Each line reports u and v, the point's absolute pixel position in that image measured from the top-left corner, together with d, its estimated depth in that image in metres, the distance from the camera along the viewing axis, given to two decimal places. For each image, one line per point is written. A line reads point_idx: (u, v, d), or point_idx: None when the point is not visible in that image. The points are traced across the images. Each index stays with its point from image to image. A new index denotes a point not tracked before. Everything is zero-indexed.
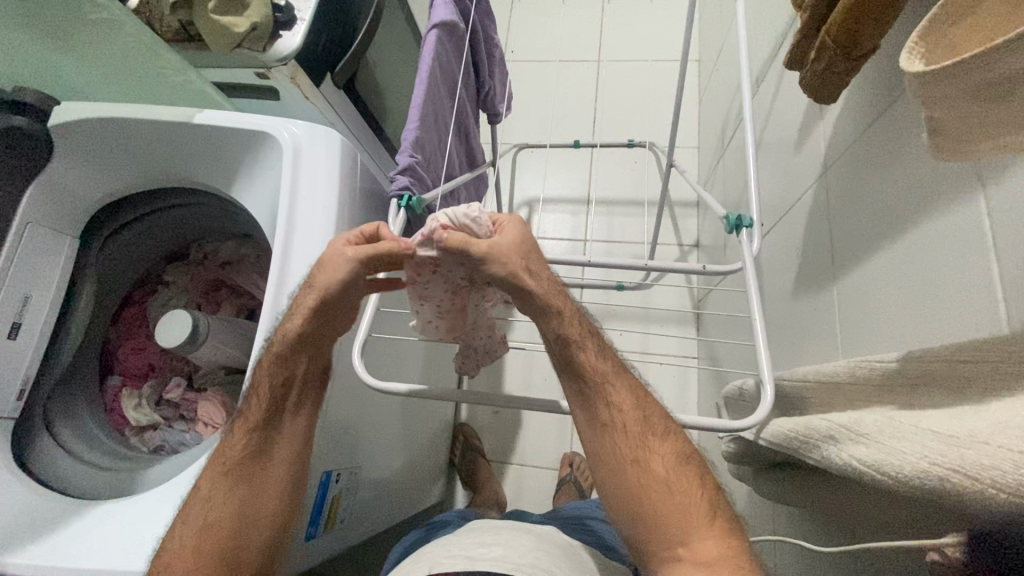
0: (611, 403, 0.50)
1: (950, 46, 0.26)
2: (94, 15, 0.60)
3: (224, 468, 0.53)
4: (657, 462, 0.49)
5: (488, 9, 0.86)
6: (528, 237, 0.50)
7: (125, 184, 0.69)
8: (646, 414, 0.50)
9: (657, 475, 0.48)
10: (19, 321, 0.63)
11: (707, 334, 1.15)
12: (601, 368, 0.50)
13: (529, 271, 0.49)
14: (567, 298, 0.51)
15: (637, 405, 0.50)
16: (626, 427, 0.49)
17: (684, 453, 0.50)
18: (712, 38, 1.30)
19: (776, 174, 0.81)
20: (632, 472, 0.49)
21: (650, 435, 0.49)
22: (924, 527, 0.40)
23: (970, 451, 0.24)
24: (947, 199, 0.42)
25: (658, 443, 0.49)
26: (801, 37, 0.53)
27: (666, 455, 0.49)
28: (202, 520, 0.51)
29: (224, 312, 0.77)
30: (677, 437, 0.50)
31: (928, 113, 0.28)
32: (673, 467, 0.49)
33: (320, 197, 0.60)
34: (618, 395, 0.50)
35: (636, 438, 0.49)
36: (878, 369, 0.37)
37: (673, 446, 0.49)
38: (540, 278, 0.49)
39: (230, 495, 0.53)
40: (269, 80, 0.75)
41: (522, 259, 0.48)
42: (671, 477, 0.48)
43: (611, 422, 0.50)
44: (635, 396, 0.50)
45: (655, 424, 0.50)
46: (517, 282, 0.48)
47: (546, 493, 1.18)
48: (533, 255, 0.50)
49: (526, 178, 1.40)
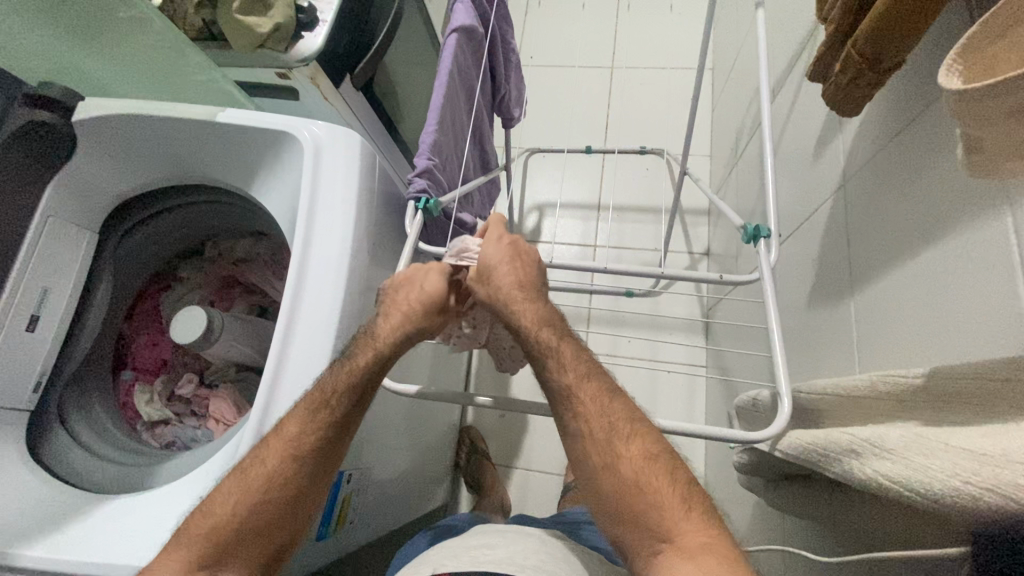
0: (579, 413, 0.49)
1: (987, 67, 0.27)
2: (125, 14, 0.61)
3: (295, 454, 0.51)
4: (625, 465, 0.47)
5: (507, 13, 0.86)
6: (515, 248, 0.55)
7: (145, 180, 0.69)
8: (611, 419, 0.48)
9: (626, 477, 0.47)
10: (37, 314, 0.63)
11: (717, 342, 1.15)
12: (566, 379, 0.49)
13: (512, 281, 0.53)
14: (534, 301, 0.53)
15: (602, 411, 0.48)
16: (593, 434, 0.48)
17: (651, 452, 0.47)
18: (727, 47, 1.30)
19: (794, 184, 0.81)
20: (605, 477, 0.48)
21: (618, 439, 0.48)
22: (927, 540, 0.40)
23: (1005, 471, 0.24)
24: (974, 215, 0.42)
25: (625, 447, 0.47)
26: (826, 49, 0.53)
27: (635, 458, 0.47)
28: (255, 493, 0.50)
29: (237, 308, 0.79)
30: (648, 436, 0.48)
31: (964, 131, 0.28)
32: (643, 466, 0.46)
33: (342, 197, 0.60)
34: (585, 405, 0.48)
35: (603, 444, 0.48)
36: (901, 385, 0.36)
37: (640, 447, 0.47)
38: (502, 291, 0.53)
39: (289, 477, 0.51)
40: (289, 81, 0.76)
41: (507, 267, 0.54)
42: (640, 478, 0.46)
43: (582, 432, 0.49)
44: (600, 401, 0.49)
45: (620, 428, 0.48)
46: (507, 299, 0.52)
47: (550, 498, 1.17)
48: (517, 262, 0.54)
49: (538, 182, 1.40)
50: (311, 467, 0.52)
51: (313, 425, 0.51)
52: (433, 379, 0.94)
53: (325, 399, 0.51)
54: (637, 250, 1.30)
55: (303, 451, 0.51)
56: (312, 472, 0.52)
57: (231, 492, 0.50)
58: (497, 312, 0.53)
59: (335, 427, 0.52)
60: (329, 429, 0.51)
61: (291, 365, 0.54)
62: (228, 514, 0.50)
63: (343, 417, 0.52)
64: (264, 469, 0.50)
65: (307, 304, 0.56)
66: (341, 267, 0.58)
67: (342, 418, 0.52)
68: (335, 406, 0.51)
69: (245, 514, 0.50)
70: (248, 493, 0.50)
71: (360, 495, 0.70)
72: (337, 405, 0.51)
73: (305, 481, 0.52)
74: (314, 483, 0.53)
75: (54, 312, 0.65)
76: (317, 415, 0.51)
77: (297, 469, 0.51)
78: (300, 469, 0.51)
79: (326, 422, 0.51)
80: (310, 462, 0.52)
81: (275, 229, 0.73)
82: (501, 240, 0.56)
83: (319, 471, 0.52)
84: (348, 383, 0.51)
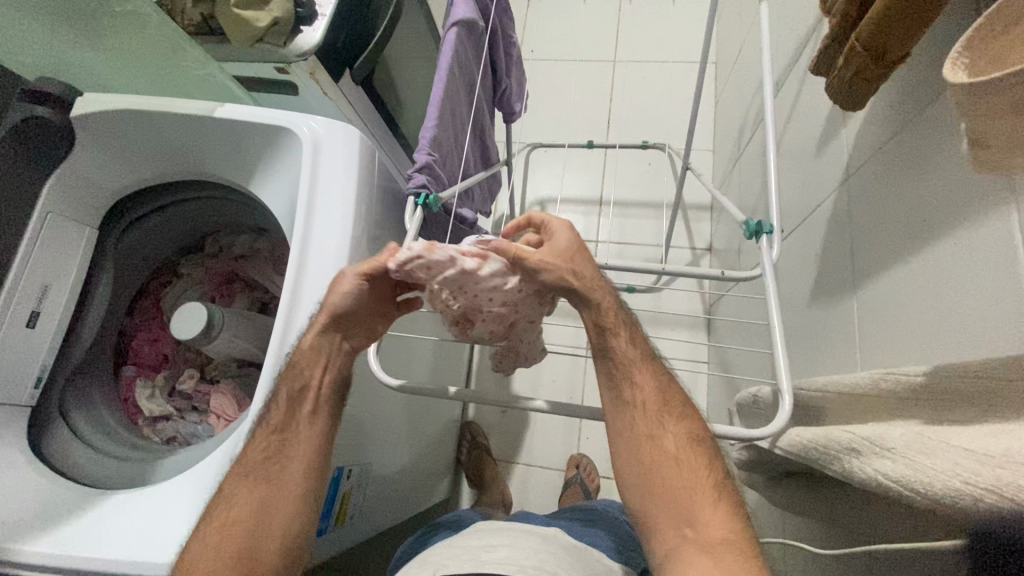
0: (633, 383, 0.49)
1: (995, 60, 0.26)
2: (120, 7, 0.61)
3: (247, 470, 0.53)
4: (669, 439, 0.48)
5: (508, 6, 0.85)
6: (574, 243, 0.50)
7: (145, 176, 0.69)
8: (667, 396, 0.50)
9: (667, 452, 0.48)
10: (38, 309, 0.63)
11: (718, 338, 1.15)
12: (630, 354, 0.50)
13: (579, 274, 0.49)
14: (608, 284, 0.51)
15: (658, 390, 0.50)
16: (645, 405, 0.49)
17: (696, 435, 0.49)
18: (731, 41, 1.29)
19: (796, 180, 0.80)
20: (644, 448, 0.49)
21: (667, 415, 0.49)
22: (929, 535, 0.40)
23: (1007, 471, 0.24)
24: (980, 210, 0.41)
25: (673, 423, 0.49)
26: (830, 42, 0.52)
27: (679, 434, 0.49)
28: (225, 519, 0.51)
29: (238, 304, 0.78)
30: (694, 420, 0.50)
31: (969, 126, 0.27)
32: (685, 446, 0.48)
33: (340, 195, 0.60)
34: (641, 377, 0.50)
35: (654, 417, 0.49)
36: (902, 383, 0.36)
37: (687, 428, 0.49)
38: (584, 276, 0.49)
39: (253, 492, 0.53)
40: (289, 75, 0.76)
41: (568, 263, 0.49)
42: (680, 455, 0.48)
43: (633, 400, 0.49)
44: (658, 380, 0.50)
45: (673, 405, 0.49)
46: (565, 284, 0.48)
47: (551, 493, 1.18)
48: (579, 257, 0.50)
49: (540, 177, 1.40)
50: (269, 477, 0.54)
51: (260, 439, 0.54)
52: (434, 375, 0.94)
53: (264, 414, 0.54)
54: (639, 246, 1.30)
55: (253, 465, 0.53)
56: (274, 483, 0.54)
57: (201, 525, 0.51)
58: (568, 292, 0.48)
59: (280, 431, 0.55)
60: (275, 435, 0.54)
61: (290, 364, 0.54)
62: (208, 547, 0.50)
63: (286, 419, 0.55)
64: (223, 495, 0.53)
65: (302, 305, 0.56)
66: (341, 258, 0.58)
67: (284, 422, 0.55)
68: (274, 413, 0.54)
69: (220, 546, 0.50)
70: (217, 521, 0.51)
71: (362, 491, 0.70)
72: (273, 412, 0.54)
73: (268, 495, 0.54)
74: (280, 492, 0.54)
75: (55, 310, 0.65)
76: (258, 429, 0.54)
77: (255, 484, 0.53)
78: (255, 483, 0.53)
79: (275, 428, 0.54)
80: (264, 473, 0.54)
81: (275, 224, 0.72)
82: (570, 228, 0.51)
83: (280, 479, 0.54)
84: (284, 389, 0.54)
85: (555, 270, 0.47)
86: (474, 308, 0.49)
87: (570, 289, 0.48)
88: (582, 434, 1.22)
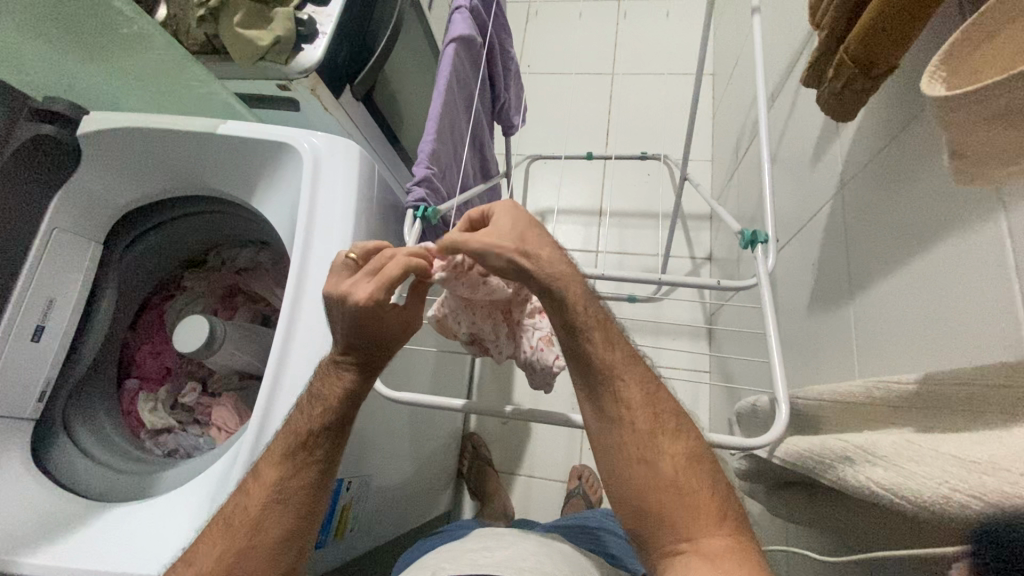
0: (621, 398, 0.49)
1: (969, 73, 0.27)
2: (127, 30, 0.62)
3: (279, 499, 0.52)
4: (666, 461, 0.48)
5: (505, 22, 0.87)
6: (520, 218, 0.50)
7: (151, 191, 0.70)
8: (656, 410, 0.50)
9: (665, 475, 0.48)
10: (43, 323, 0.65)
11: (719, 348, 1.15)
12: (609, 360, 0.50)
13: (527, 251, 0.48)
14: (571, 266, 0.50)
15: (647, 401, 0.50)
16: (636, 424, 0.49)
17: (694, 454, 0.49)
18: (726, 53, 1.30)
19: (792, 189, 0.81)
20: (639, 471, 0.49)
21: (661, 434, 0.49)
22: (911, 543, 0.41)
23: (991, 478, 0.24)
24: (967, 223, 0.42)
25: (669, 444, 0.49)
26: (820, 55, 0.53)
27: (676, 455, 0.48)
28: (248, 543, 0.51)
29: (240, 316, 0.79)
30: (691, 438, 0.49)
31: (950, 137, 0.28)
32: (683, 467, 0.48)
33: (339, 229, 0.60)
34: (628, 389, 0.49)
35: (645, 435, 0.49)
36: (895, 391, 0.36)
37: (683, 447, 0.49)
38: (540, 258, 0.48)
39: (280, 519, 0.52)
40: (290, 92, 0.77)
41: (516, 244, 0.48)
42: (679, 477, 0.48)
43: (621, 417, 0.49)
44: (645, 390, 0.50)
45: (667, 422, 0.49)
46: (516, 267, 0.47)
47: (555, 505, 1.17)
48: (531, 233, 0.50)
49: (539, 189, 1.41)
50: (293, 499, 0.53)
51: (296, 467, 0.53)
52: (435, 388, 0.94)
53: (290, 427, 0.53)
54: (639, 256, 1.30)
55: (290, 495, 0.52)
56: (305, 510, 0.53)
57: (213, 546, 0.50)
58: (527, 277, 0.48)
59: (299, 455, 0.53)
60: (312, 471, 0.53)
61: (283, 395, 0.54)
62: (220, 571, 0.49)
63: (309, 444, 0.53)
64: (247, 514, 0.51)
65: (298, 343, 0.56)
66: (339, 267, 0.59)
67: (323, 456, 0.54)
68: (313, 450, 0.53)
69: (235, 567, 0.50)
70: (235, 540, 0.50)
71: (362, 504, 0.70)
72: (315, 447, 0.53)
73: (296, 522, 0.53)
74: (294, 515, 0.53)
75: (59, 324, 0.66)
76: (295, 458, 0.53)
77: (287, 511, 0.52)
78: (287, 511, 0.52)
79: (297, 453, 0.53)
80: (300, 503, 0.53)
81: (276, 237, 0.73)
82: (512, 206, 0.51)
83: (297, 503, 0.53)
84: (313, 428, 0.53)
85: (504, 257, 0.47)
86: (481, 334, 0.55)
87: (524, 271, 0.48)
88: (584, 445, 1.21)
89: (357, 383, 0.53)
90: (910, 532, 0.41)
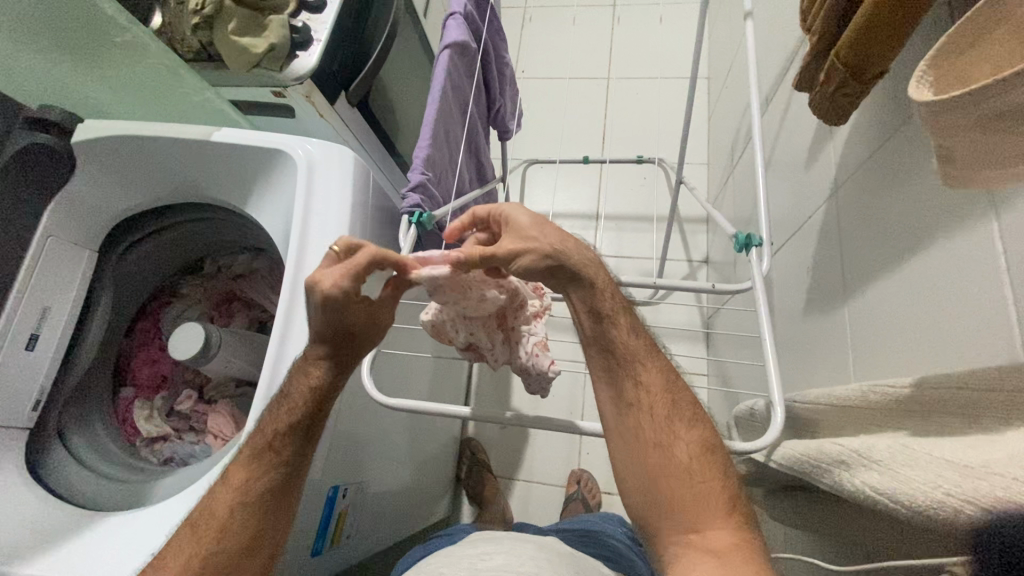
0: (639, 383, 0.49)
1: (954, 79, 0.27)
2: (120, 38, 0.63)
3: (245, 500, 0.52)
4: (680, 448, 0.48)
5: (500, 28, 0.87)
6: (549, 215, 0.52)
7: (146, 199, 0.70)
8: (675, 397, 0.49)
9: (679, 461, 0.48)
10: (37, 332, 0.64)
11: (717, 351, 1.15)
12: (632, 344, 0.50)
13: (558, 246, 0.50)
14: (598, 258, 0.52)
15: (666, 389, 0.49)
16: (653, 409, 0.49)
17: (709, 444, 0.48)
18: (720, 57, 1.31)
19: (786, 192, 0.81)
20: (652, 456, 0.48)
21: (677, 421, 0.49)
22: (915, 548, 0.40)
23: (984, 482, 0.24)
24: (960, 224, 0.42)
25: (684, 430, 0.49)
26: (811, 60, 0.53)
27: (692, 442, 0.48)
28: (215, 543, 0.51)
29: (237, 323, 0.78)
30: (705, 428, 0.49)
31: (938, 143, 0.28)
32: (697, 454, 0.48)
33: (333, 233, 0.60)
34: (648, 375, 0.50)
35: (663, 421, 0.49)
36: (889, 395, 0.36)
37: (700, 435, 0.49)
38: (570, 252, 0.50)
39: (248, 522, 0.52)
40: (285, 99, 0.77)
41: (546, 239, 0.49)
42: (692, 464, 0.47)
43: (638, 402, 0.49)
44: (665, 381, 0.50)
45: (683, 411, 0.49)
46: (551, 260, 0.49)
47: (554, 510, 1.17)
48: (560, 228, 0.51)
49: (536, 194, 1.41)
50: (262, 502, 0.52)
51: (263, 468, 0.52)
52: (433, 394, 0.94)
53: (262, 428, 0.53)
54: (635, 260, 1.30)
55: (254, 497, 0.52)
56: (275, 510, 0.53)
57: (181, 549, 0.51)
58: (561, 268, 0.50)
59: (268, 456, 0.52)
60: (279, 472, 0.53)
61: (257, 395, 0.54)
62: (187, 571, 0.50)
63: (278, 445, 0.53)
64: (214, 517, 0.52)
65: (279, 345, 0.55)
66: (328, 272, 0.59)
67: (291, 458, 0.53)
68: (281, 450, 0.53)
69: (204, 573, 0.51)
70: (200, 540, 0.51)
71: (358, 511, 0.70)
72: (282, 448, 0.53)
73: (266, 526, 0.53)
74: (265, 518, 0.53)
75: (54, 332, 0.66)
76: (262, 458, 0.52)
77: (255, 512, 0.52)
78: (251, 516, 0.52)
79: (265, 453, 0.52)
80: (266, 506, 0.52)
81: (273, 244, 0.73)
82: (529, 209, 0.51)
83: (265, 506, 0.52)
84: (280, 429, 0.52)
85: (535, 251, 0.49)
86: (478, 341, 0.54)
87: (557, 262, 0.49)
88: (583, 449, 1.21)
89: (326, 383, 0.53)
90: (909, 535, 0.41)
